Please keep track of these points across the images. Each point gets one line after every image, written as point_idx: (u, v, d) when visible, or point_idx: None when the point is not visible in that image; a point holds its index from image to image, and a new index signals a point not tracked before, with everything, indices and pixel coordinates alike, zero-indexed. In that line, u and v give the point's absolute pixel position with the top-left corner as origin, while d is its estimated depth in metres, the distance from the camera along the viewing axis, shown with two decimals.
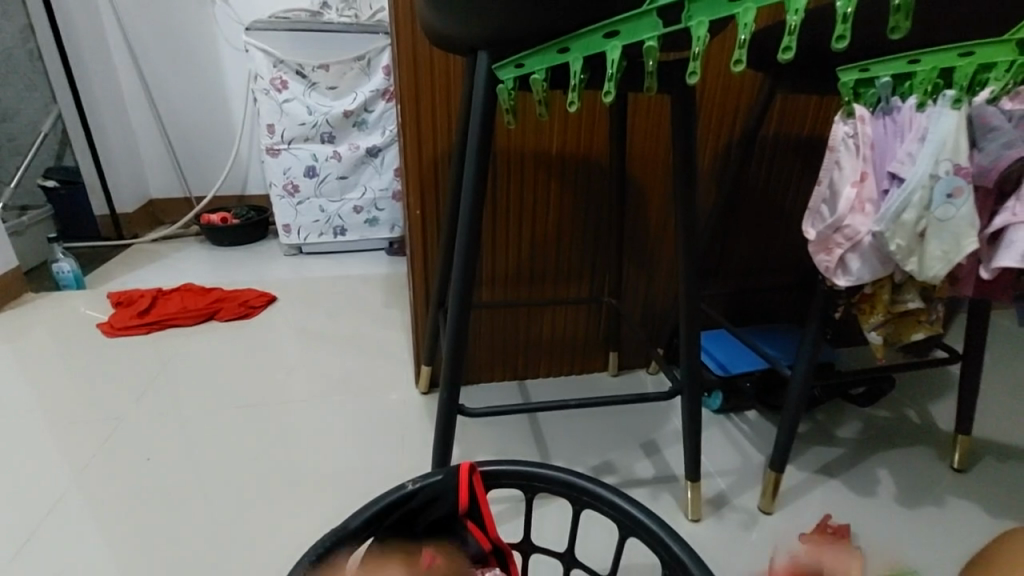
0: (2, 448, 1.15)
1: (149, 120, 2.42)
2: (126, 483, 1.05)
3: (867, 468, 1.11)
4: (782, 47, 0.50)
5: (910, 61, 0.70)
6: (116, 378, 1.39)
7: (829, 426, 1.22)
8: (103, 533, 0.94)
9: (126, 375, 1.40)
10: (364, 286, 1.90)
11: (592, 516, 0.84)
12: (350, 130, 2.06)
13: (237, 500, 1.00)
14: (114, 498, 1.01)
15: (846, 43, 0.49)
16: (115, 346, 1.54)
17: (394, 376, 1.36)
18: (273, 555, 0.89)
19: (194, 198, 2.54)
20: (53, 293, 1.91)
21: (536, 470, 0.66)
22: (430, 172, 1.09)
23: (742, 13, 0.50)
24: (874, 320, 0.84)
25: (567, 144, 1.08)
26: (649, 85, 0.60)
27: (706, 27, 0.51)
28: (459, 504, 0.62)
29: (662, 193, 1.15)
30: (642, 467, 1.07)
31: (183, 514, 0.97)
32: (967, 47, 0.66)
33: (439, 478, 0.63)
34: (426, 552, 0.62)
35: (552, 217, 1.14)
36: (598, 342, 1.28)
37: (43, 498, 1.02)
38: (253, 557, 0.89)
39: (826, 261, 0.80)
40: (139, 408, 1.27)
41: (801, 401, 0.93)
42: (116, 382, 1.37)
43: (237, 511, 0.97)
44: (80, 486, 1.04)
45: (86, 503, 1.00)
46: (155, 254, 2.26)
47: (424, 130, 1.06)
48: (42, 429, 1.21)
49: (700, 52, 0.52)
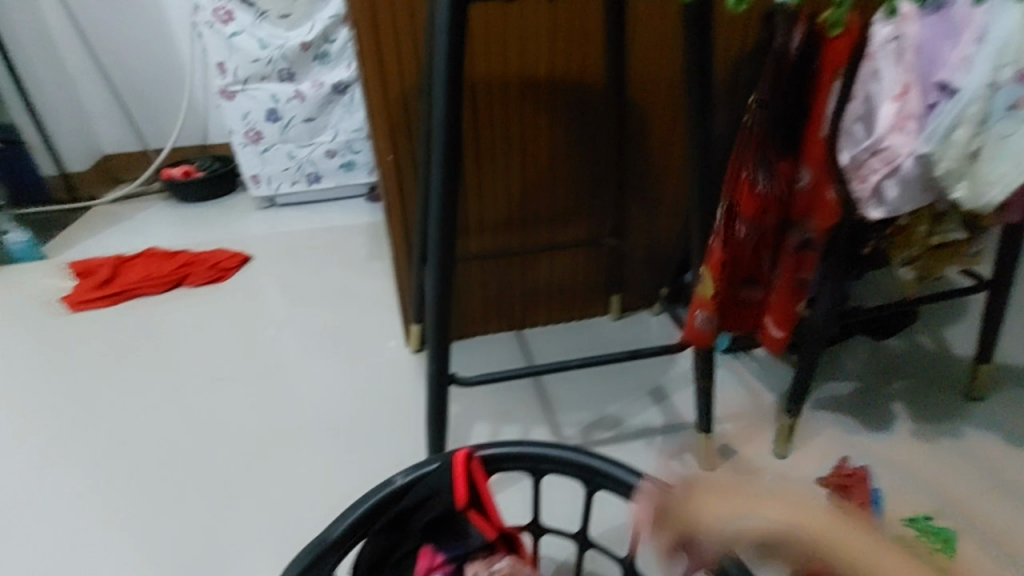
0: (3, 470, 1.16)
1: (88, 66, 2.16)
2: (157, 489, 1.09)
3: (882, 402, 1.06)
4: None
5: None
6: (117, 377, 1.37)
7: (838, 358, 1.16)
8: (141, 545, 1.00)
9: (125, 372, 1.39)
10: (347, 243, 1.84)
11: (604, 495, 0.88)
12: (311, 65, 1.85)
13: (253, 508, 1.04)
14: (146, 510, 1.06)
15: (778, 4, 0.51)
16: (97, 333, 1.52)
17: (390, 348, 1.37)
18: (283, 552, 0.97)
19: (151, 151, 2.32)
20: (13, 265, 1.81)
21: (545, 451, 0.60)
22: (399, 106, 0.96)
23: None
24: (906, 254, 0.76)
25: (555, 67, 0.97)
26: None
27: None
28: (455, 502, 0.57)
29: (670, 111, 1.05)
30: (650, 417, 1.04)
31: (198, 520, 1.03)
32: None
33: (434, 469, 0.58)
34: (460, 451, 0.58)
35: (542, 153, 1.05)
36: (599, 286, 1.24)
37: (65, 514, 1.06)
38: (243, 567, 0.95)
39: (858, 190, 0.69)
40: (148, 409, 1.27)
41: (823, 339, 0.87)
42: (122, 382, 1.36)
43: (261, 519, 1.02)
44: (110, 505, 1.07)
45: (112, 515, 1.05)
46: (118, 216, 2.10)
47: (388, 63, 0.93)
48: (47, 440, 1.22)
49: None
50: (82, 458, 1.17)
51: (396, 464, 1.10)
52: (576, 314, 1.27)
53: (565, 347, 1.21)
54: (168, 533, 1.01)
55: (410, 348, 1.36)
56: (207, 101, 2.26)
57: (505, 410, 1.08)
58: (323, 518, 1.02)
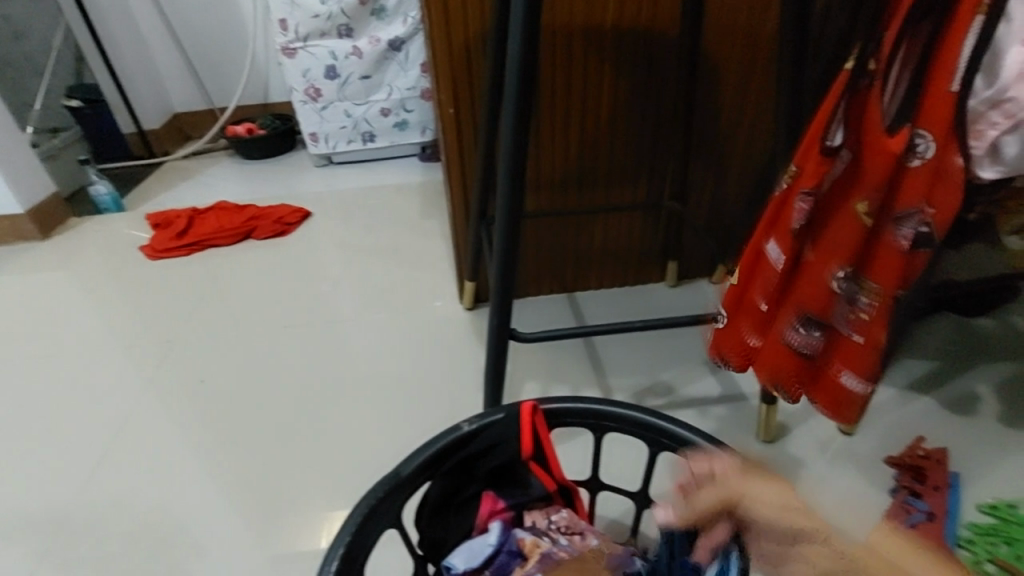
0: (95, 402, 1.27)
1: (158, 24, 2.23)
2: (228, 429, 1.17)
3: (963, 383, 0.99)
4: None
5: None
6: (190, 323, 1.46)
7: (914, 335, 1.09)
8: (215, 477, 1.08)
9: (198, 318, 1.47)
10: (401, 202, 1.86)
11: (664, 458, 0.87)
12: (368, 20, 1.84)
13: (314, 450, 1.10)
14: (219, 447, 1.13)
15: None
16: (172, 281, 1.61)
17: (442, 306, 1.40)
18: (343, 492, 1.02)
19: (216, 109, 2.40)
20: (97, 216, 1.94)
21: (604, 408, 0.60)
22: (460, 59, 0.95)
23: None
24: (1017, 222, 0.69)
25: (624, 14, 0.91)
26: None
27: None
28: (522, 450, 0.58)
29: (748, 62, 0.97)
30: (707, 386, 1.01)
31: (265, 458, 1.10)
32: None
33: (499, 419, 0.58)
34: (525, 405, 0.58)
35: (605, 109, 1.00)
36: (657, 250, 1.20)
37: (149, 445, 1.16)
38: (306, 503, 1.01)
39: (969, 147, 0.62)
40: (218, 353, 1.35)
41: (907, 311, 0.81)
42: (194, 327, 1.45)
43: (322, 462, 1.08)
44: (187, 439, 1.16)
45: (190, 449, 1.14)
46: (188, 171, 2.20)
47: (451, 11, 0.90)
48: (132, 377, 1.32)
49: None
50: (164, 394, 1.27)
51: (449, 417, 1.13)
52: (631, 278, 1.24)
53: (618, 311, 1.19)
54: (241, 467, 1.09)
55: (463, 307, 1.38)
56: (267, 59, 2.29)
57: (557, 371, 1.08)
58: (382, 464, 1.07)
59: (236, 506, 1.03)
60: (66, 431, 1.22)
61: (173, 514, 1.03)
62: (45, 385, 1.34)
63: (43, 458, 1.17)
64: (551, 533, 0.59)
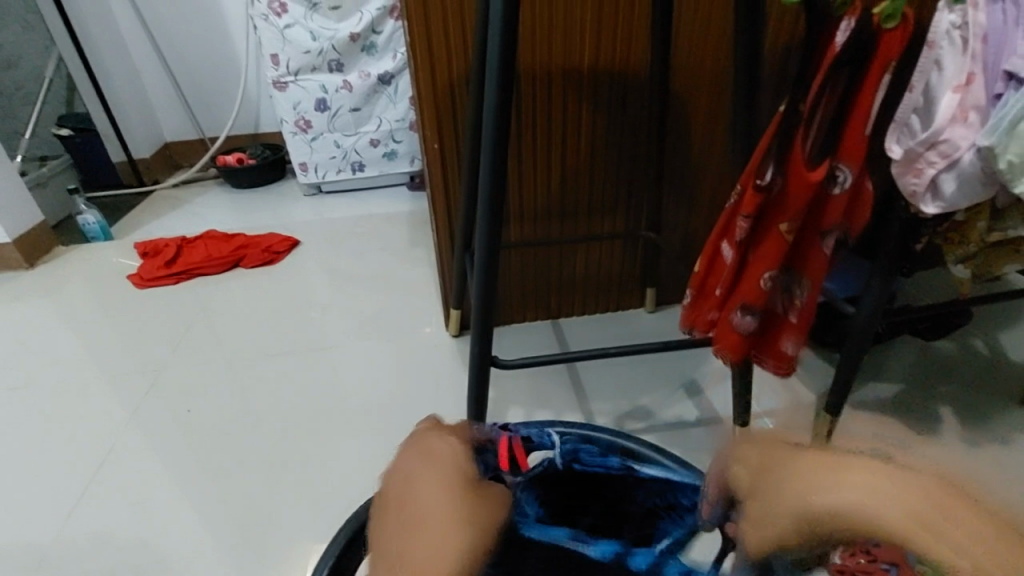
0: (79, 433, 1.27)
1: (151, 58, 2.28)
2: (212, 458, 1.17)
3: (927, 404, 1.03)
4: None
5: None
6: (177, 352, 1.47)
7: (884, 360, 1.13)
8: (198, 508, 1.08)
9: (184, 347, 1.48)
10: (389, 230, 1.90)
11: None
12: (359, 56, 1.90)
13: (299, 479, 1.11)
14: (202, 477, 1.14)
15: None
16: (159, 310, 1.62)
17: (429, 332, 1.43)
18: (327, 519, 1.03)
19: (208, 139, 2.44)
20: (85, 244, 1.95)
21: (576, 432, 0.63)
22: (444, 98, 1.00)
23: None
24: (961, 251, 0.74)
25: (598, 57, 0.97)
26: None
27: None
28: None
29: (712, 104, 1.04)
30: (684, 409, 1.05)
31: (249, 488, 1.11)
32: None
33: None
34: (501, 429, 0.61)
35: (583, 143, 1.06)
36: (636, 277, 1.25)
37: (132, 476, 1.16)
38: (291, 531, 1.02)
39: (912, 184, 0.67)
40: (205, 383, 1.36)
41: (867, 337, 0.86)
42: (181, 356, 1.46)
43: (307, 490, 1.09)
44: (170, 470, 1.16)
45: (173, 479, 1.14)
46: (177, 200, 2.23)
47: (436, 53, 0.96)
48: (118, 408, 1.32)
49: None
50: (147, 424, 1.27)
51: None
52: (612, 305, 1.28)
53: (598, 337, 1.22)
54: (223, 496, 1.09)
55: (449, 333, 1.41)
56: (259, 92, 2.35)
57: (539, 396, 1.10)
58: (367, 490, 1.08)
59: (217, 536, 1.03)
60: (45, 462, 1.21)
61: (153, 544, 1.03)
62: (25, 415, 1.33)
63: (21, 490, 1.16)
64: None
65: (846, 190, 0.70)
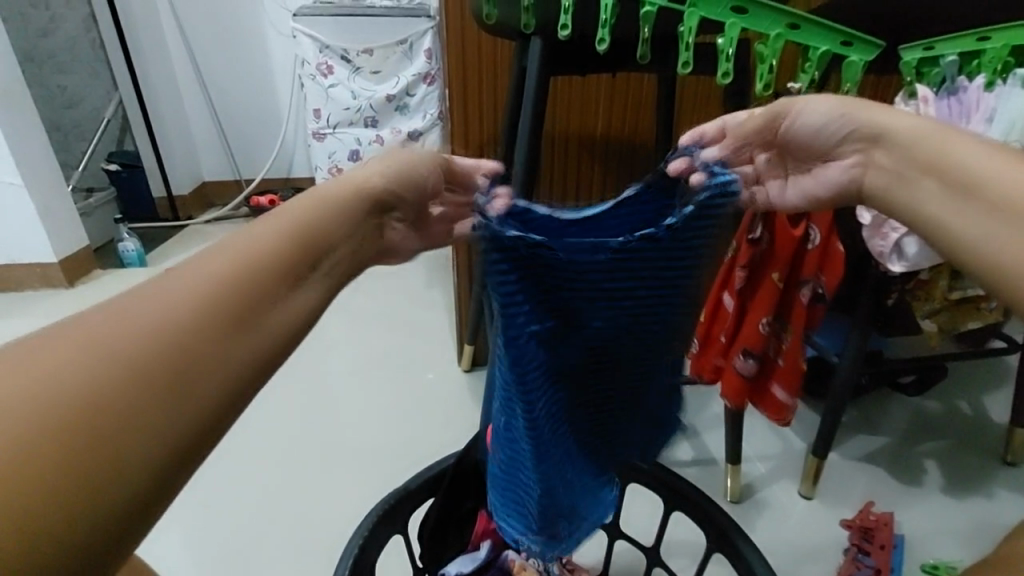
0: None
1: (201, 104, 2.48)
2: (224, 475, 1.22)
3: (913, 458, 1.08)
4: (762, 83, 0.61)
5: (795, 26, 0.60)
6: None
7: (873, 413, 1.19)
8: (211, 522, 1.13)
9: None
10: (408, 270, 2.02)
11: (636, 492, 1.01)
12: (392, 114, 2.09)
13: (310, 499, 1.16)
14: (214, 494, 1.18)
15: (770, 91, 0.61)
16: None
17: (440, 368, 1.51)
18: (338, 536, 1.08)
19: (243, 180, 2.62)
20: (120, 270, 2.07)
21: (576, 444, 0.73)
22: (474, 152, 1.14)
23: (730, 28, 0.60)
24: (927, 307, 0.85)
25: (611, 127, 1.11)
26: (644, 51, 0.63)
27: (696, 21, 0.59)
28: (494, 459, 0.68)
29: None
30: (681, 450, 1.10)
31: (261, 506, 1.15)
32: (802, 19, 0.60)
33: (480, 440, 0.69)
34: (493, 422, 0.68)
35: (595, 200, 1.19)
36: None
37: None
38: (299, 549, 1.07)
39: (880, 245, 0.78)
40: None
41: (847, 389, 0.94)
42: None
43: (317, 510, 1.14)
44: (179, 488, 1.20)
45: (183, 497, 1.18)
46: (210, 234, 2.37)
47: (471, 114, 1.10)
48: None
49: (692, 42, 0.60)
50: None
51: None
52: None
53: None
54: (236, 514, 1.14)
55: (460, 368, 1.49)
56: (296, 141, 2.55)
57: None
58: None
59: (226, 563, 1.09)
60: None
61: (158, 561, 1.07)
62: None
63: None
64: (540, 555, 0.71)
65: (818, 246, 0.81)
